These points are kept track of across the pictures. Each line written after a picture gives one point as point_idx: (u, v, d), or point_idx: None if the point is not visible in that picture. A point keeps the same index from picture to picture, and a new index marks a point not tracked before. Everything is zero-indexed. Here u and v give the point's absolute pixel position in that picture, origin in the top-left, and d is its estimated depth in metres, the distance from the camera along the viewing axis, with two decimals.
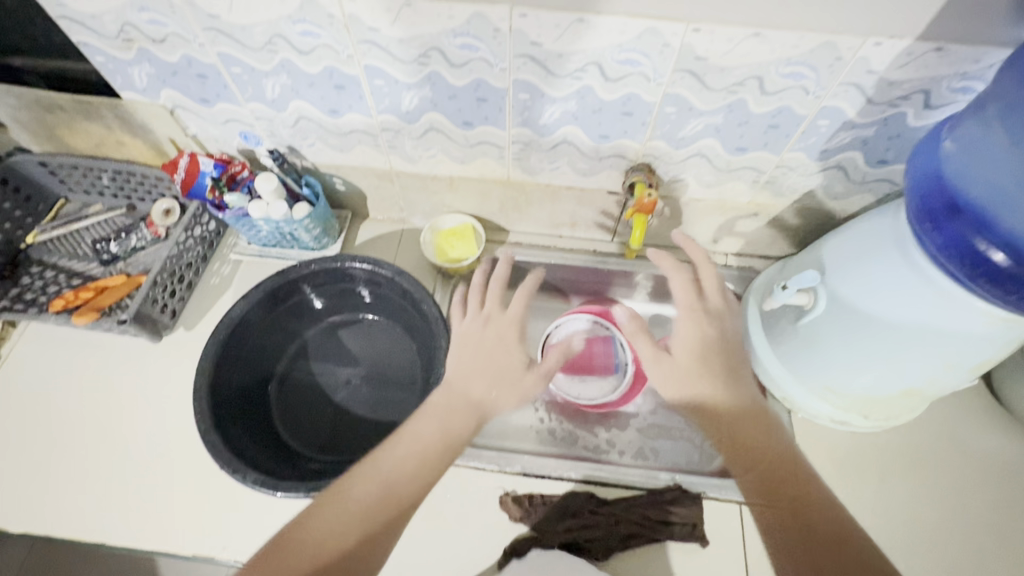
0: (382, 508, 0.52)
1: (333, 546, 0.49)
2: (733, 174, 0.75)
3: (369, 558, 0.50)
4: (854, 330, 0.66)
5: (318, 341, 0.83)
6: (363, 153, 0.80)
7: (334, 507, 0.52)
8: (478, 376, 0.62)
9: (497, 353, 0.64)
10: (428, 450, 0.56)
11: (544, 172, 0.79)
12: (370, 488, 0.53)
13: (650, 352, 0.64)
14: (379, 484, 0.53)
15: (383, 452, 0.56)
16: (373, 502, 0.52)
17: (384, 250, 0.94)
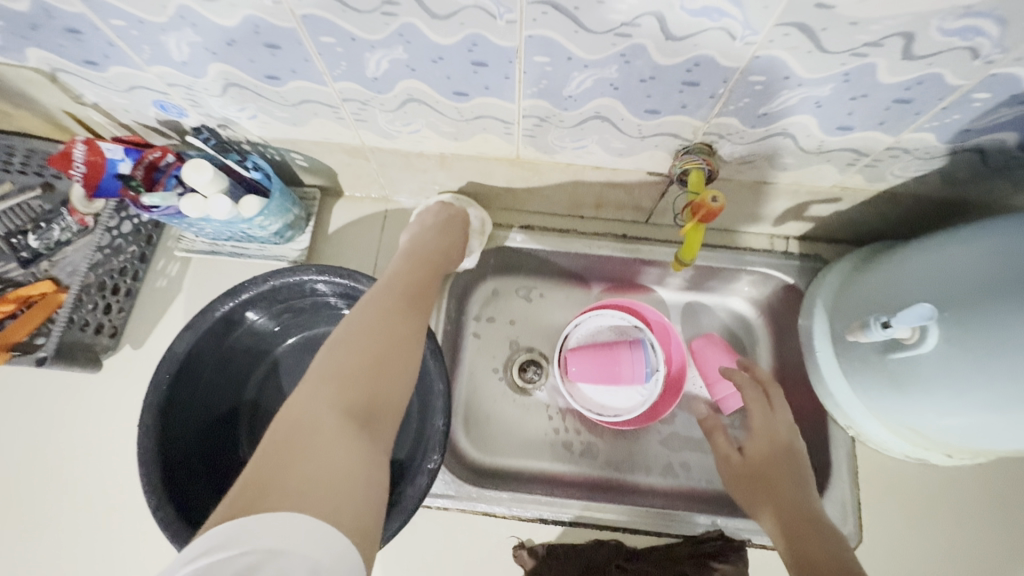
0: (410, 291, 0.54)
1: (382, 333, 0.46)
2: (822, 157, 0.55)
3: (420, 335, 0.50)
4: (966, 382, 0.51)
5: (291, 359, 0.69)
6: (324, 127, 0.60)
7: (358, 324, 0.47)
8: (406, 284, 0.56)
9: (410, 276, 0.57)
10: (424, 263, 0.61)
11: (565, 151, 0.60)
12: (395, 303, 0.51)
13: (721, 449, 0.67)
14: (398, 292, 0.53)
15: (382, 286, 0.53)
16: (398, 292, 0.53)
17: (366, 238, 0.76)
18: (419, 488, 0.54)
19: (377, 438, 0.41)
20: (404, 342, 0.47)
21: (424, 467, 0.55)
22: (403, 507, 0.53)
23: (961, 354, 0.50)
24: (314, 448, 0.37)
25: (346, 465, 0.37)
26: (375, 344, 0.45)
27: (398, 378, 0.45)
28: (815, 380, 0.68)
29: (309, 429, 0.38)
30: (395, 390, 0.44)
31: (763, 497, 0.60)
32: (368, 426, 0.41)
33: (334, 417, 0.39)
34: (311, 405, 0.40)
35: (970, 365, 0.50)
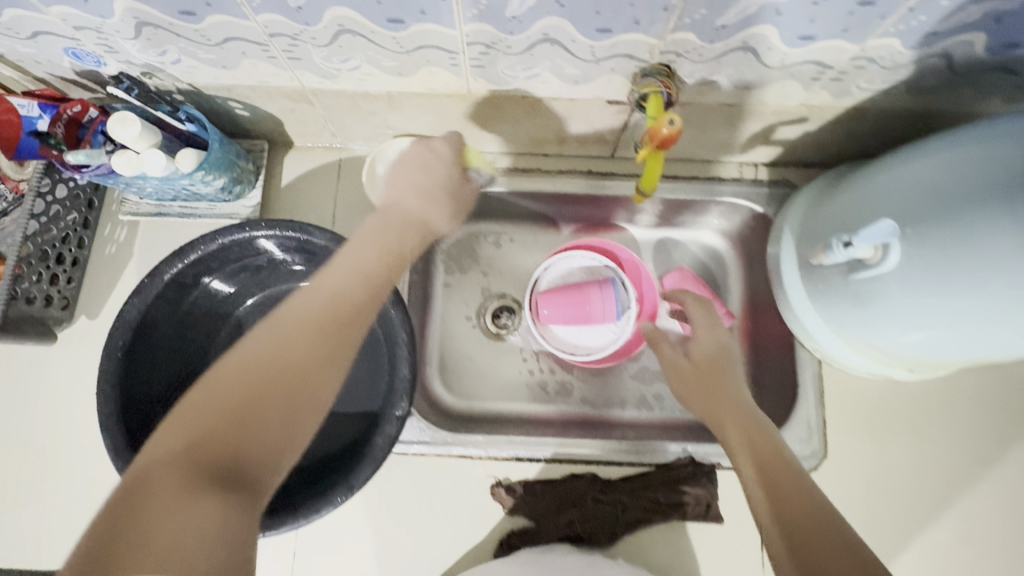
0: (327, 312, 0.44)
1: (277, 368, 0.40)
2: (785, 72, 0.53)
3: (315, 381, 0.41)
4: (925, 296, 0.51)
5: (254, 320, 0.68)
6: (257, 69, 0.56)
7: (248, 360, 0.41)
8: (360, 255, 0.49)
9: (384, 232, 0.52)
10: (376, 258, 0.49)
11: (518, 82, 0.56)
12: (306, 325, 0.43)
13: (669, 351, 0.66)
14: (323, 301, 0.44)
15: (311, 289, 0.45)
16: (311, 313, 0.43)
17: (321, 189, 0.73)
18: (389, 437, 0.54)
19: (239, 494, 0.36)
20: (300, 380, 0.41)
21: (392, 416, 0.55)
22: (374, 455, 0.53)
23: (922, 269, 0.50)
24: (154, 513, 0.33)
25: (187, 533, 0.33)
26: (261, 384, 0.40)
27: (267, 431, 0.39)
28: (782, 307, 0.68)
29: (146, 475, 0.35)
30: (276, 441, 0.39)
31: (729, 428, 0.52)
32: (228, 486, 0.36)
33: (174, 472, 0.35)
34: (165, 465, 0.35)
35: (930, 279, 0.50)
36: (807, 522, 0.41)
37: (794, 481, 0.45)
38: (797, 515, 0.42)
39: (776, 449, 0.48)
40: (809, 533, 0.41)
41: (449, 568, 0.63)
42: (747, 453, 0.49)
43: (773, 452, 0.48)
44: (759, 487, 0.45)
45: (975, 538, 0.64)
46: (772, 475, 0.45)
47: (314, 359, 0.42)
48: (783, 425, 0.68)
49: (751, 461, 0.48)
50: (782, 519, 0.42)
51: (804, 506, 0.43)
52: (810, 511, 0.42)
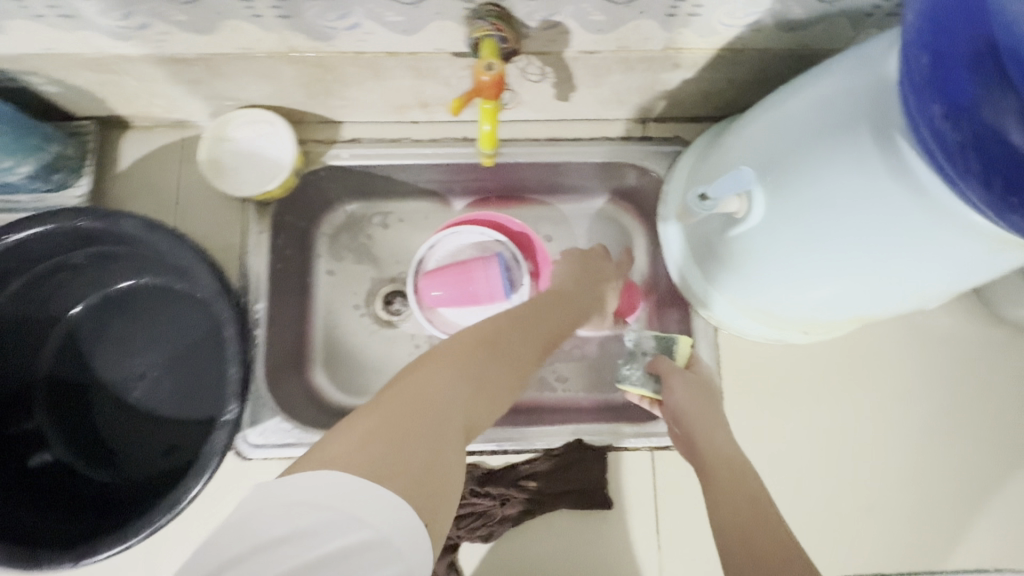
0: (516, 362, 0.47)
1: (505, 339, 0.48)
2: (634, 7, 0.47)
3: (485, 414, 0.43)
4: (795, 248, 0.47)
5: (89, 327, 0.60)
6: (31, 32, 0.48)
7: (512, 329, 0.49)
8: (513, 336, 0.49)
9: (539, 317, 0.53)
10: (560, 329, 0.54)
11: (341, 34, 0.49)
12: (551, 314, 0.54)
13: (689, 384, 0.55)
14: (561, 300, 0.56)
15: (516, 325, 0.49)
16: (508, 357, 0.47)
17: (166, 172, 0.65)
18: (217, 444, 0.48)
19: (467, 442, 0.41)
20: (501, 344, 0.46)
21: (221, 420, 0.49)
22: (200, 465, 0.48)
23: (785, 218, 0.46)
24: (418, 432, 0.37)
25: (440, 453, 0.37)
26: (512, 351, 0.47)
27: (447, 449, 0.38)
28: (672, 271, 0.63)
29: (351, 458, 0.35)
30: (465, 407, 0.41)
31: (696, 426, 0.51)
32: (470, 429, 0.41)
33: (394, 462, 0.35)
34: (451, 371, 0.42)
35: (797, 229, 0.45)
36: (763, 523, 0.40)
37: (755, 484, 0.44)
38: (758, 516, 0.41)
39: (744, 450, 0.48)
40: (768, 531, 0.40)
41: None
42: (714, 450, 0.48)
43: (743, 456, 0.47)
44: (718, 486, 0.45)
45: (881, 503, 0.61)
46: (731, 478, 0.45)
47: (526, 352, 0.49)
48: None
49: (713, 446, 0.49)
50: (740, 518, 0.41)
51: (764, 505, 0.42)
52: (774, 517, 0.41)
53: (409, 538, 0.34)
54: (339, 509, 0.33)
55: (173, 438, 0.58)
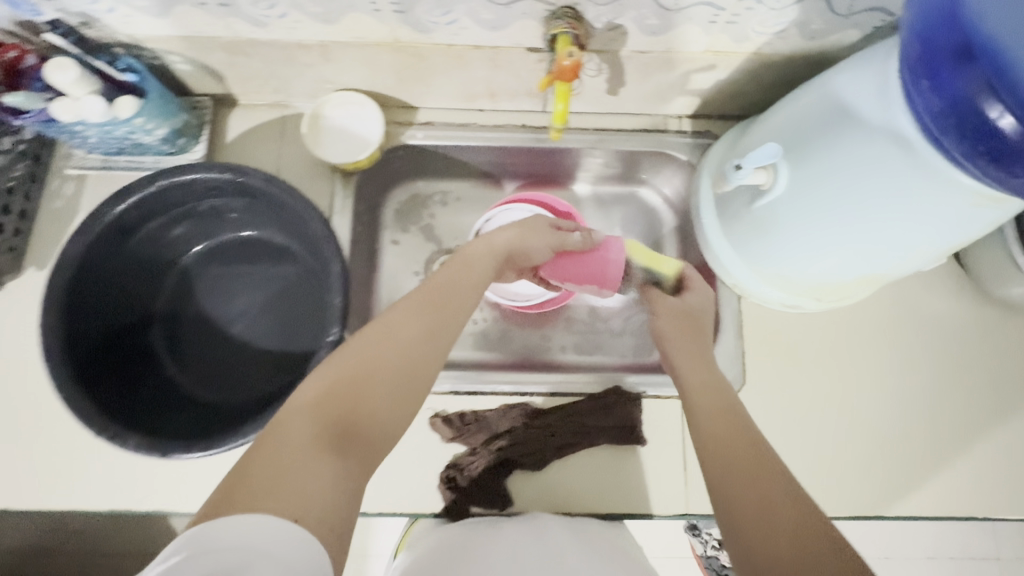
0: (397, 371, 0.47)
1: (386, 353, 0.47)
2: (684, 15, 0.57)
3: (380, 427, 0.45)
4: (815, 215, 0.56)
5: (200, 271, 0.71)
6: (190, 17, 0.59)
7: (386, 342, 0.48)
8: (386, 345, 0.48)
9: (435, 321, 0.51)
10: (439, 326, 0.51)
11: (440, 28, 0.60)
12: (417, 315, 0.51)
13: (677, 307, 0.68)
14: (429, 298, 0.53)
15: (361, 341, 0.48)
16: (363, 371, 0.45)
17: (266, 149, 0.75)
18: None
19: (349, 459, 0.41)
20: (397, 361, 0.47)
21: (325, 340, 0.58)
22: None
23: (806, 188, 0.55)
24: (295, 469, 0.38)
25: (315, 485, 0.38)
26: (372, 371, 0.46)
27: (323, 475, 0.39)
28: (702, 244, 0.73)
29: (247, 495, 0.36)
30: (314, 429, 0.41)
31: (706, 419, 0.55)
32: (340, 449, 0.41)
33: (284, 494, 0.37)
34: (300, 417, 0.42)
35: (817, 198, 0.54)
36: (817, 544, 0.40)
37: (788, 497, 0.45)
38: (808, 540, 0.41)
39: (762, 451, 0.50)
40: (822, 551, 0.40)
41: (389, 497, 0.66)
42: (720, 437, 0.53)
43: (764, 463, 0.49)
44: (751, 514, 0.44)
45: (881, 455, 0.69)
46: (760, 497, 0.45)
47: (409, 360, 0.48)
48: None
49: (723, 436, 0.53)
50: (788, 540, 0.41)
51: (804, 519, 0.43)
52: (816, 531, 0.42)
53: (303, 555, 0.34)
54: (257, 547, 0.33)
55: (264, 366, 0.67)
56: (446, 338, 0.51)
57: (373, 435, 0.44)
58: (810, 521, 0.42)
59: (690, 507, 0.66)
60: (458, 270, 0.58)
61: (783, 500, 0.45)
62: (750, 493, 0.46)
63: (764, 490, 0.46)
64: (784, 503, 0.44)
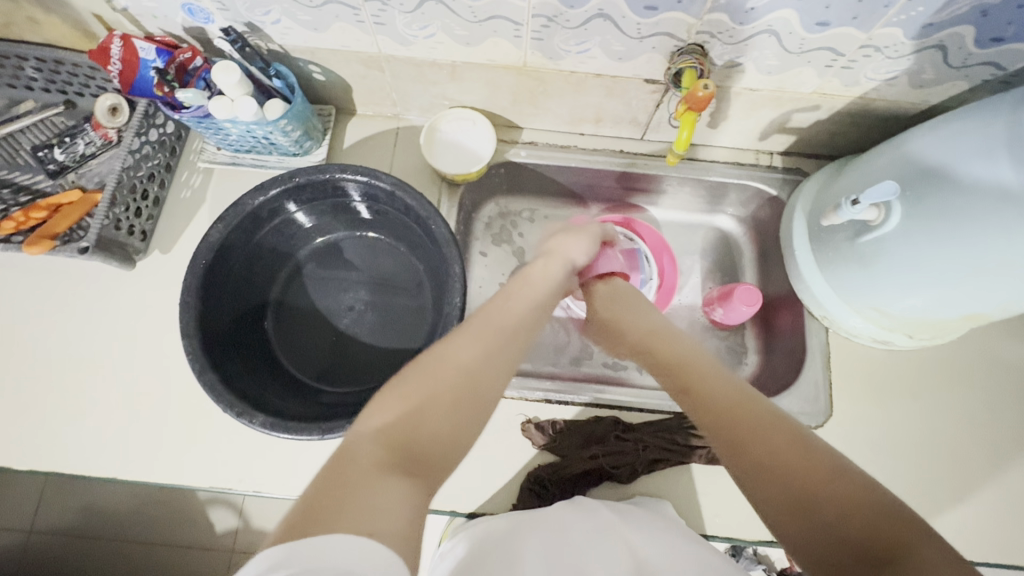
0: (457, 392, 0.45)
1: (447, 371, 0.46)
2: (803, 58, 0.61)
3: (446, 445, 0.43)
4: (926, 253, 0.58)
5: (313, 265, 0.75)
6: (344, 32, 0.64)
7: (446, 366, 0.47)
8: (449, 367, 0.47)
9: (493, 344, 0.51)
10: (495, 347, 0.50)
11: (570, 56, 0.65)
12: (479, 338, 0.50)
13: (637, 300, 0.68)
14: (487, 325, 0.52)
15: (419, 369, 0.47)
16: (428, 393, 0.44)
17: (380, 152, 0.80)
18: None
19: (419, 481, 0.39)
20: (461, 386, 0.46)
21: (444, 338, 0.61)
22: None
23: (920, 226, 0.57)
24: (364, 487, 0.36)
25: (385, 504, 0.36)
26: (432, 391, 0.45)
27: (392, 494, 0.36)
28: (792, 275, 0.75)
29: (316, 514, 0.34)
30: (378, 452, 0.39)
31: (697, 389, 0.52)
32: (407, 469, 0.39)
33: (355, 517, 0.34)
34: (366, 440, 0.40)
35: (931, 237, 0.56)
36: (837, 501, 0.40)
37: (790, 453, 0.43)
38: (817, 497, 0.40)
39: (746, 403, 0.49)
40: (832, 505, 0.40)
41: (480, 498, 0.68)
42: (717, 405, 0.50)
43: (747, 415, 0.47)
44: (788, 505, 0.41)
45: (969, 499, 0.69)
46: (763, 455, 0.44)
47: (473, 378, 0.47)
48: (792, 387, 0.73)
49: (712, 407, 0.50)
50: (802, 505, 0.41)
51: (812, 469, 0.42)
52: (825, 482, 0.41)
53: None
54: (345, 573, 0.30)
55: (372, 358, 0.71)
56: (507, 362, 0.50)
57: (440, 459, 0.42)
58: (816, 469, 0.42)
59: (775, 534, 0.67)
60: (508, 296, 0.59)
61: (786, 454, 0.43)
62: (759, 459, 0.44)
63: (759, 450, 0.44)
64: (790, 460, 0.43)
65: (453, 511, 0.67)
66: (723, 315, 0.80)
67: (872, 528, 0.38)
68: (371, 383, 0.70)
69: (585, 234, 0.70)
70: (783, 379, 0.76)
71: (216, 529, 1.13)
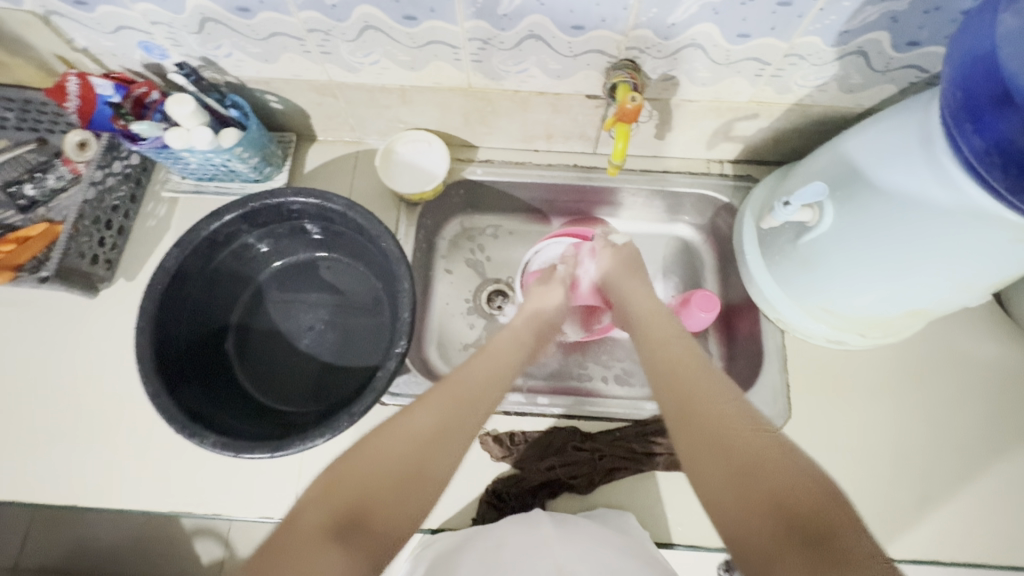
0: (417, 459, 0.49)
1: (402, 443, 0.49)
2: (732, 69, 0.64)
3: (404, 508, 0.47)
4: (860, 250, 0.59)
5: (274, 286, 0.77)
6: (293, 62, 0.67)
7: (404, 436, 0.50)
8: (415, 438, 0.50)
9: (465, 413, 0.54)
10: (459, 412, 0.54)
11: (511, 76, 0.67)
12: (441, 409, 0.53)
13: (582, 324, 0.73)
14: (459, 393, 0.55)
15: (386, 427, 0.51)
16: (391, 458, 0.48)
17: (340, 176, 0.83)
18: (389, 368, 0.61)
19: (357, 553, 0.43)
20: (427, 460, 0.49)
21: (394, 352, 0.62)
22: (376, 383, 0.59)
23: (852, 225, 0.58)
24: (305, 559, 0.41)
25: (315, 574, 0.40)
26: (387, 455, 0.48)
27: (326, 563, 0.41)
28: (746, 279, 0.76)
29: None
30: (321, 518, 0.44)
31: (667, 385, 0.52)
32: (347, 535, 0.43)
33: None
34: (312, 508, 0.44)
35: (863, 234, 0.58)
36: (783, 489, 0.40)
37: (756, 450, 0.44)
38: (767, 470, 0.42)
39: (692, 401, 0.49)
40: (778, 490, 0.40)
41: (441, 513, 0.67)
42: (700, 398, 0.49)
43: (696, 410, 0.48)
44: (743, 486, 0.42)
45: (936, 497, 0.68)
46: (730, 453, 0.44)
47: (432, 448, 0.50)
48: (751, 390, 0.73)
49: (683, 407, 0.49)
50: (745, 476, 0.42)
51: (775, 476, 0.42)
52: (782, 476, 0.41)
53: None
54: None
55: (333, 376, 0.72)
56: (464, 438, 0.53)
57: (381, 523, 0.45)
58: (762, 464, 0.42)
59: None
60: (483, 358, 0.61)
61: (739, 446, 0.44)
62: (710, 449, 0.45)
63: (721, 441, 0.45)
64: (738, 443, 0.44)
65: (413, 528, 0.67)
66: (683, 322, 0.81)
67: (804, 512, 0.39)
68: (330, 401, 0.70)
69: (546, 296, 0.75)
70: (744, 382, 0.76)
71: (201, 561, 1.12)
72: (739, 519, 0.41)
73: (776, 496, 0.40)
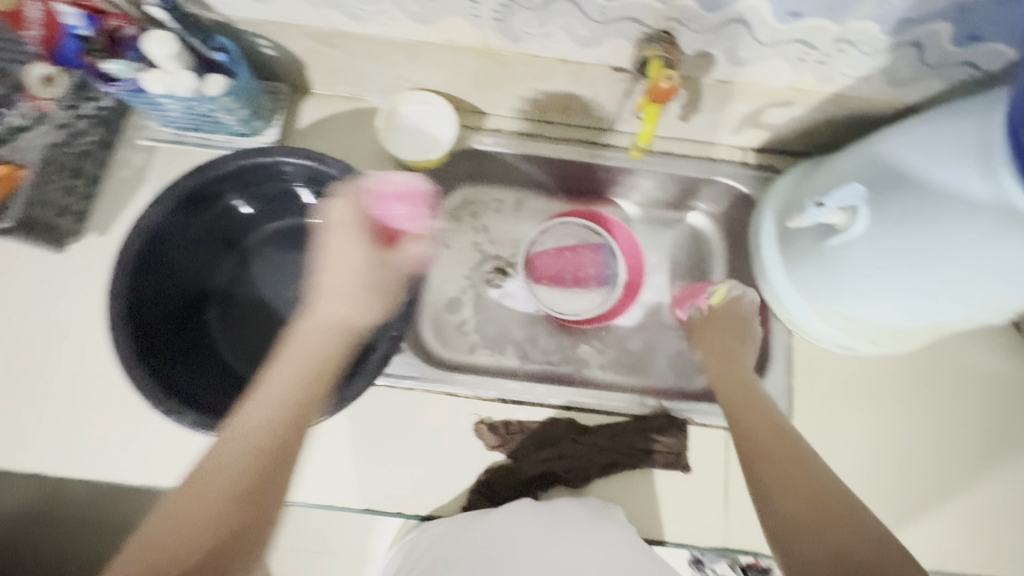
0: (261, 455, 0.46)
1: (225, 455, 0.46)
2: (775, 51, 0.58)
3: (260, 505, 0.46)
4: (893, 260, 0.56)
5: (260, 251, 0.71)
6: (290, 4, 0.60)
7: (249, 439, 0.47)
8: (271, 404, 0.48)
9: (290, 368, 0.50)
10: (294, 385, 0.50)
11: (533, 39, 0.61)
12: (287, 388, 0.50)
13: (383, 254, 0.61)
14: (285, 363, 0.51)
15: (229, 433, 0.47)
16: (232, 467, 0.45)
17: (336, 135, 0.76)
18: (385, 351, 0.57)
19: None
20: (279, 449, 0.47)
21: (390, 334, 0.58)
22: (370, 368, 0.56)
23: (885, 233, 0.55)
24: None
25: None
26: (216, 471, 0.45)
27: None
28: (759, 277, 0.73)
29: None
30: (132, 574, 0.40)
31: (736, 407, 0.60)
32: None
33: None
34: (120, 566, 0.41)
35: (898, 244, 0.54)
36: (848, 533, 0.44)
37: (815, 480, 0.49)
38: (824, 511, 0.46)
39: (786, 443, 0.53)
40: (842, 539, 0.43)
41: (431, 500, 0.65)
42: (745, 413, 0.58)
43: (777, 442, 0.54)
44: (800, 523, 0.46)
45: (925, 506, 0.69)
46: (798, 488, 0.48)
47: (259, 437, 0.47)
48: None
49: (739, 424, 0.58)
50: (808, 522, 0.46)
51: (841, 523, 0.45)
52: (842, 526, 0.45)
53: None
54: None
55: None
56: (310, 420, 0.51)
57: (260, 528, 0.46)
58: (825, 508, 0.46)
59: (730, 542, 0.65)
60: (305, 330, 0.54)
61: (809, 481, 0.49)
62: (784, 484, 0.49)
63: (784, 462, 0.51)
64: (814, 487, 0.48)
65: (402, 513, 0.65)
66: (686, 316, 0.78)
67: (858, 554, 0.42)
68: None
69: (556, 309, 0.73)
70: None
71: None
72: (784, 506, 0.48)
73: (835, 542, 0.43)
